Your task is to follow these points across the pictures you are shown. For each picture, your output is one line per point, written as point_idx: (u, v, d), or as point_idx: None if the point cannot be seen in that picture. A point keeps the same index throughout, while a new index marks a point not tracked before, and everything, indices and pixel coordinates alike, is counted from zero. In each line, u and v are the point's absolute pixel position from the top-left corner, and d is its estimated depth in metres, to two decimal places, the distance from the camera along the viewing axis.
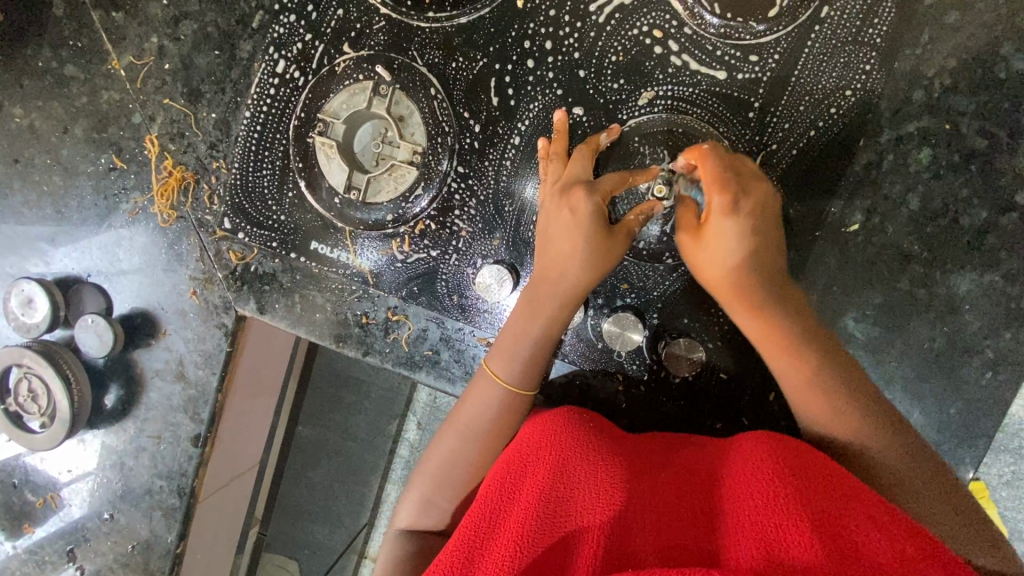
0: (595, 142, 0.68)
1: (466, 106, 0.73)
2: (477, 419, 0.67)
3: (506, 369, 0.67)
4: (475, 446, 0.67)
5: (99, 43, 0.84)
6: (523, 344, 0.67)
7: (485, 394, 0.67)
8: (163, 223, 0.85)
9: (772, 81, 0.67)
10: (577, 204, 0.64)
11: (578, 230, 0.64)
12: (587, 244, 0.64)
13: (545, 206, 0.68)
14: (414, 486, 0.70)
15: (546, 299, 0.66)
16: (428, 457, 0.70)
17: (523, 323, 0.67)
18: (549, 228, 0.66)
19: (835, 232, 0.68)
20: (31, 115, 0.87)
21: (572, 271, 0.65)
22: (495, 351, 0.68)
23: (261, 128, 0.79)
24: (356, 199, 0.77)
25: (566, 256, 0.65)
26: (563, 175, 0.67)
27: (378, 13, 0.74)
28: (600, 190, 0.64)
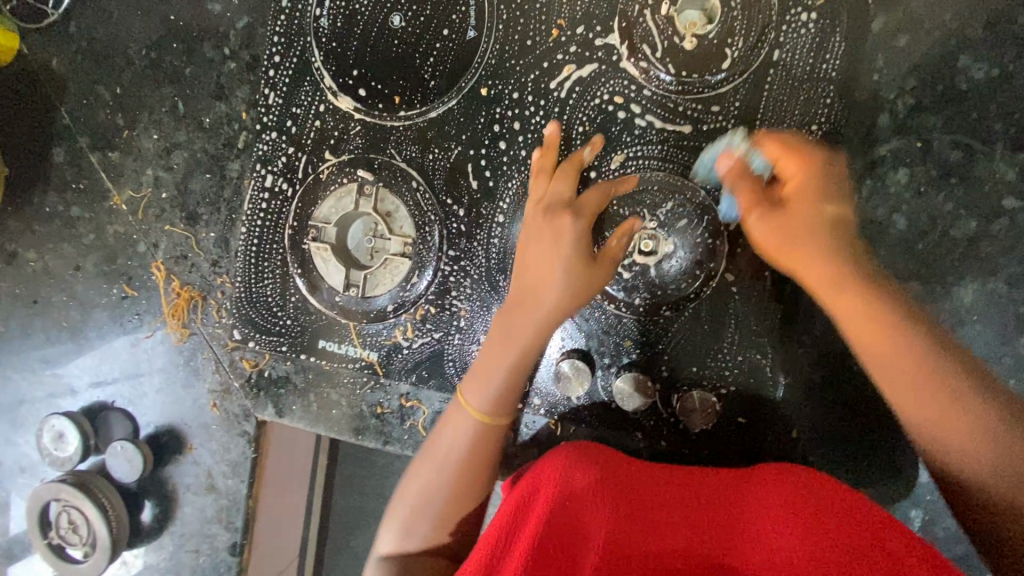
0: (579, 158, 0.69)
1: (448, 192, 0.76)
2: (456, 453, 0.67)
3: (482, 402, 0.66)
4: (453, 477, 0.67)
5: (100, 182, 0.89)
6: (505, 379, 0.66)
7: (462, 422, 0.67)
8: (176, 341, 0.88)
9: (738, 127, 0.68)
10: (559, 227, 0.65)
11: (557, 252, 0.65)
12: (566, 269, 0.65)
13: (528, 224, 0.68)
14: (395, 507, 0.69)
15: (525, 323, 0.66)
16: (407, 479, 0.69)
17: (506, 348, 0.66)
18: (529, 248, 0.67)
19: None
20: (44, 258, 0.92)
21: (550, 297, 0.65)
22: (473, 379, 0.67)
23: (258, 240, 0.82)
24: (357, 295, 0.79)
25: (545, 283, 0.65)
26: (546, 189, 0.68)
27: (353, 119, 0.78)
28: (581, 213, 0.66)
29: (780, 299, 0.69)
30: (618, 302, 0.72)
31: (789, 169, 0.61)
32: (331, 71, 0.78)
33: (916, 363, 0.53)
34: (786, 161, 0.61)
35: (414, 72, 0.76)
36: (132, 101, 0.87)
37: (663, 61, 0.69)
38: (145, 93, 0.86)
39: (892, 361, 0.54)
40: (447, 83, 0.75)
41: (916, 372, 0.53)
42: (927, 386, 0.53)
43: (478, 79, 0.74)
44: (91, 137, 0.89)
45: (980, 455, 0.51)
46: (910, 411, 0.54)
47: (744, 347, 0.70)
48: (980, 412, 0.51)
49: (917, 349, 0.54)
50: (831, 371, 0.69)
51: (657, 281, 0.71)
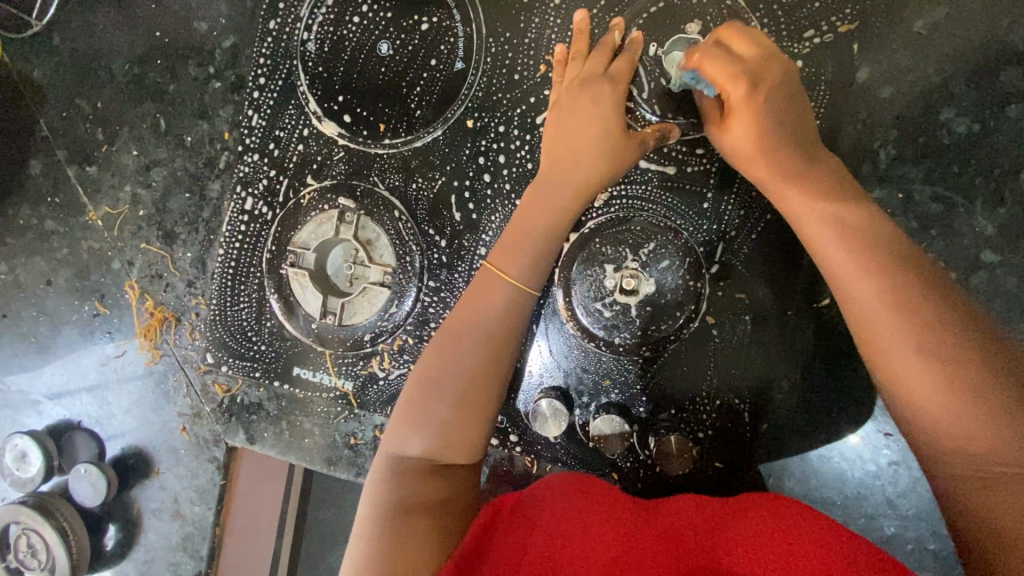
0: (612, 41, 0.67)
1: (430, 223, 0.75)
2: (483, 320, 0.64)
3: (514, 263, 0.65)
4: (475, 352, 0.63)
5: (76, 197, 0.87)
6: (539, 230, 0.66)
7: (496, 293, 0.65)
8: (147, 362, 0.86)
9: (722, 171, 0.68)
10: (595, 98, 0.66)
11: (598, 121, 0.65)
12: (603, 142, 0.65)
13: (561, 101, 0.67)
14: (401, 404, 0.63)
15: (563, 190, 0.66)
16: (414, 383, 0.64)
17: (540, 199, 0.67)
18: (566, 118, 0.67)
19: (806, 310, 0.68)
20: (15, 271, 0.90)
21: (586, 163, 0.66)
22: (502, 248, 0.66)
23: (235, 262, 0.80)
24: (333, 322, 0.77)
25: (581, 150, 0.66)
26: (580, 77, 0.67)
27: (336, 144, 0.77)
28: (622, 85, 0.66)
29: (759, 344, 0.68)
30: (598, 341, 0.71)
31: (731, 96, 0.58)
32: (316, 95, 0.77)
33: (895, 302, 0.47)
34: (741, 105, 0.58)
35: (400, 100, 0.75)
36: (112, 116, 0.85)
37: (650, 102, 0.69)
38: (126, 108, 0.85)
39: (867, 319, 0.48)
40: (433, 113, 0.74)
41: (894, 318, 0.46)
42: (900, 336, 0.46)
43: (465, 110, 0.74)
44: (69, 150, 0.87)
45: (942, 420, 0.43)
46: (883, 360, 0.47)
47: (722, 391, 0.69)
48: (964, 377, 0.43)
49: (897, 294, 0.47)
50: (809, 417, 0.68)
51: (639, 320, 0.70)
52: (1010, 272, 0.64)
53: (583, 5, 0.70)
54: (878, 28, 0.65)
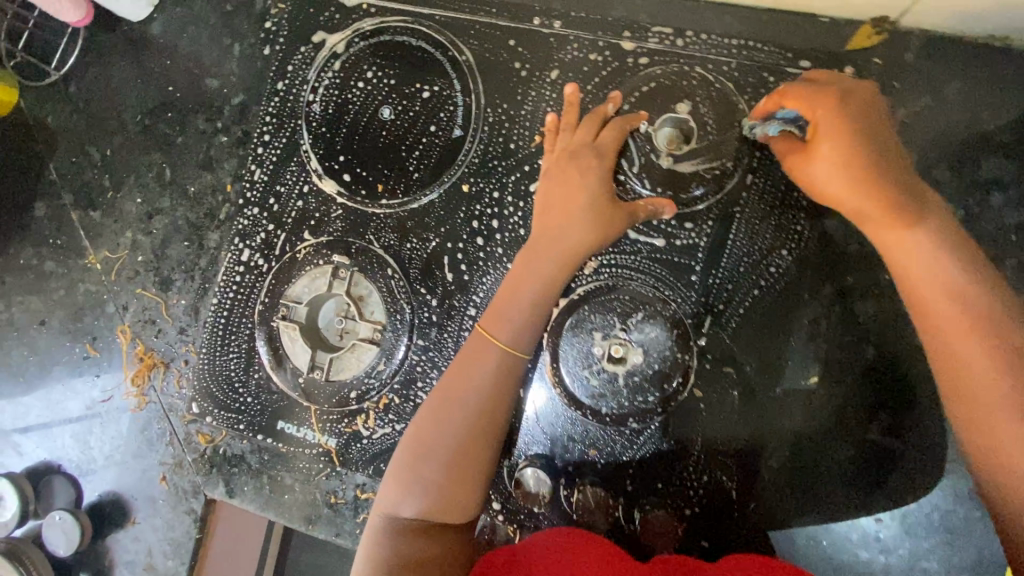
0: (601, 112, 0.69)
1: (422, 282, 0.76)
2: (472, 383, 0.63)
3: (502, 326, 0.65)
4: (465, 412, 0.62)
5: (77, 240, 0.89)
6: (529, 294, 0.66)
7: (484, 355, 0.65)
8: (133, 408, 0.86)
9: (710, 245, 0.69)
10: (585, 168, 0.68)
11: (583, 190, 0.67)
12: (591, 210, 0.66)
13: (549, 171, 0.69)
14: (395, 463, 0.63)
15: (550, 255, 0.66)
16: (407, 445, 0.64)
17: (530, 262, 0.67)
18: (553, 187, 0.68)
19: (793, 386, 0.68)
20: (11, 309, 0.91)
21: (576, 228, 0.66)
22: (493, 311, 0.66)
23: (227, 312, 0.81)
24: (320, 377, 0.77)
25: (570, 215, 0.67)
26: (569, 147, 0.69)
27: (335, 203, 0.79)
28: (606, 157, 0.68)
29: (746, 420, 0.68)
30: (585, 409, 0.70)
31: (830, 116, 0.54)
32: (319, 154, 0.79)
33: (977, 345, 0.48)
34: (833, 134, 0.54)
35: (399, 163, 0.77)
36: (119, 164, 0.88)
37: (640, 175, 0.70)
38: (134, 157, 0.87)
39: (968, 368, 0.47)
40: (431, 176, 0.76)
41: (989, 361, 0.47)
42: (1006, 383, 0.45)
43: (461, 175, 0.76)
44: (75, 195, 0.89)
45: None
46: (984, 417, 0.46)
47: (708, 466, 0.69)
48: None
49: (1002, 346, 0.47)
50: (795, 497, 0.67)
51: (625, 389, 0.70)
52: None
53: (577, 79, 0.72)
54: None
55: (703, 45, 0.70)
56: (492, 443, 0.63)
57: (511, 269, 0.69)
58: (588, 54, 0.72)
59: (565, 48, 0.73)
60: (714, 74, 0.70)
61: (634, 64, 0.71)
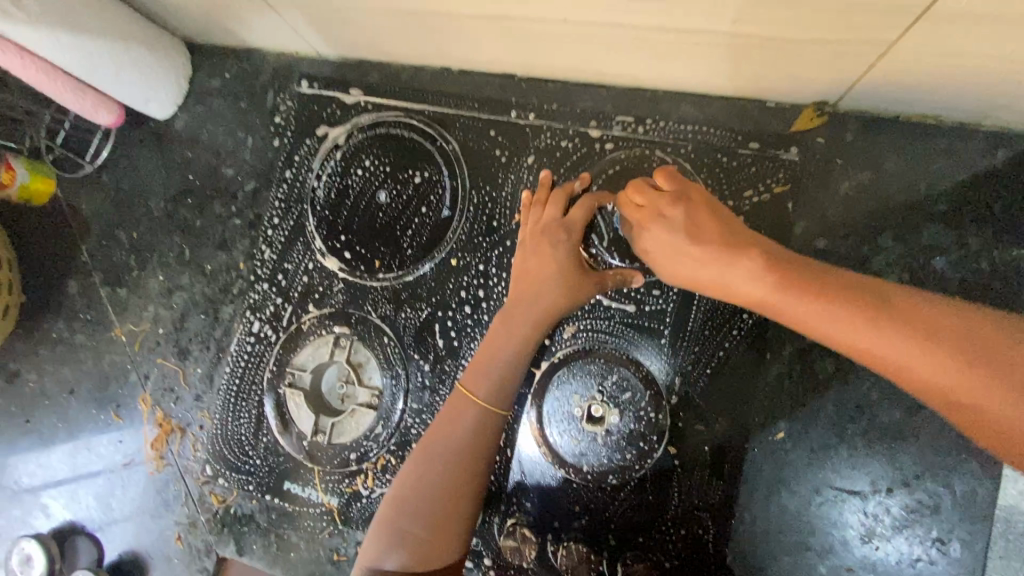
0: (570, 188, 0.76)
1: (416, 348, 0.83)
2: (451, 437, 0.70)
3: (480, 384, 0.71)
4: (446, 470, 0.68)
5: (105, 314, 0.97)
6: (503, 353, 0.72)
7: (465, 413, 0.71)
8: (152, 471, 0.92)
9: (677, 310, 0.75)
10: (555, 240, 0.73)
11: (553, 258, 0.72)
12: (560, 277, 0.72)
13: (524, 242, 0.76)
14: (380, 520, 0.69)
15: (522, 319, 0.72)
16: (393, 496, 0.70)
17: (505, 324, 0.73)
18: (526, 257, 0.74)
19: (762, 441, 0.72)
20: (43, 379, 0.99)
21: (548, 295, 0.71)
22: (472, 370, 0.72)
23: (239, 379, 0.88)
24: (324, 440, 0.83)
25: (542, 284, 0.72)
26: (541, 220, 0.75)
27: (336, 277, 0.87)
28: (574, 229, 0.73)
29: (718, 475, 0.72)
30: (567, 467, 0.75)
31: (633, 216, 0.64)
32: (322, 235, 0.88)
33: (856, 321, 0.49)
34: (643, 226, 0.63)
35: (394, 241, 0.85)
36: (145, 245, 0.97)
37: (609, 248, 0.77)
38: (157, 238, 0.97)
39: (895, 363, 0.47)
40: (422, 251, 0.84)
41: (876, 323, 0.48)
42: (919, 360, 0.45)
43: (450, 250, 0.83)
44: (104, 273, 0.98)
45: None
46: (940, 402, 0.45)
47: (686, 520, 0.72)
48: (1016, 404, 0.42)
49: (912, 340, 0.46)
50: (770, 548, 0.71)
51: (604, 447, 0.74)
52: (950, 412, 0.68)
53: (551, 163, 0.82)
54: (810, 189, 0.74)
55: (662, 131, 0.78)
56: (471, 499, 0.68)
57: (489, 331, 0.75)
58: (559, 140, 0.82)
59: (539, 137, 0.82)
60: (673, 157, 0.78)
61: (600, 149, 0.80)
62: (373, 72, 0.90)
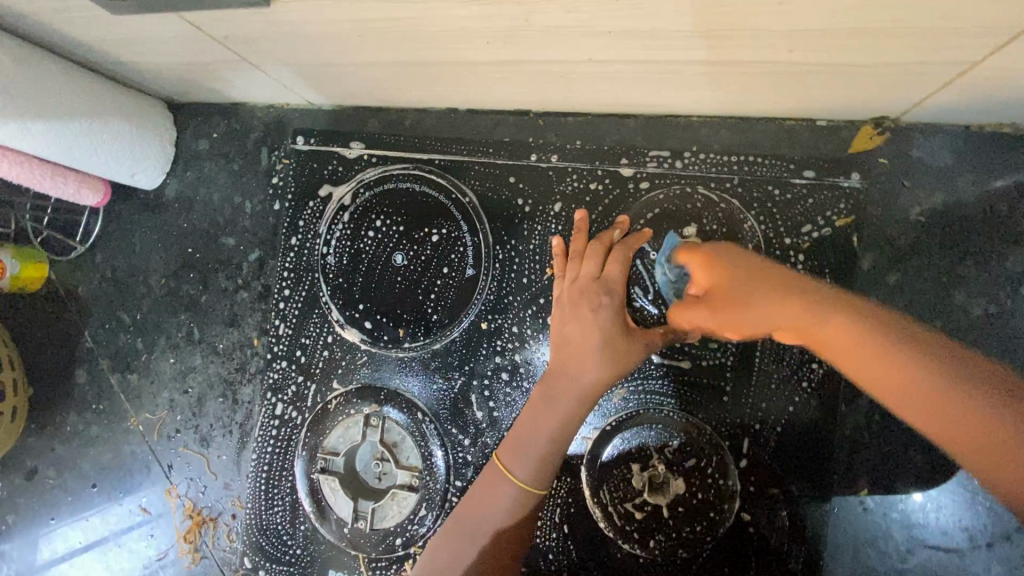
0: (608, 238, 0.69)
1: (453, 421, 0.77)
2: (485, 520, 0.64)
3: (519, 463, 0.64)
4: (480, 551, 0.63)
5: (119, 403, 0.92)
6: (545, 433, 0.64)
7: (501, 491, 0.64)
8: (188, 564, 0.88)
9: (738, 363, 0.68)
10: (596, 303, 0.65)
11: (595, 323, 0.64)
12: (605, 343, 0.64)
13: (561, 303, 0.68)
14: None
15: (564, 392, 0.64)
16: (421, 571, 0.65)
17: (546, 399, 0.65)
18: (565, 321, 0.66)
19: (844, 499, 0.66)
20: (63, 475, 0.94)
21: (592, 366, 0.63)
22: (511, 449, 0.65)
23: (268, 465, 0.83)
24: (365, 526, 0.78)
25: (585, 352, 0.64)
26: (578, 278, 0.68)
27: (359, 349, 0.80)
28: (615, 289, 0.65)
29: (800, 540, 0.66)
30: (631, 542, 0.69)
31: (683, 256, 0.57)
32: (338, 304, 0.81)
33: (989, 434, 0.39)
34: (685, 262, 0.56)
35: (417, 306, 0.79)
36: (150, 326, 0.91)
37: (656, 301, 0.70)
38: (163, 318, 0.91)
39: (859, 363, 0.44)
40: (449, 316, 0.78)
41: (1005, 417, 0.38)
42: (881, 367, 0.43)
43: (478, 313, 0.77)
44: (111, 359, 0.93)
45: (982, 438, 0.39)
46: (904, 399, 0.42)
47: None
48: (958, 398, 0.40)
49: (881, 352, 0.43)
50: None
51: (671, 519, 0.68)
52: None
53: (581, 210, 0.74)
54: (875, 217, 0.67)
55: (703, 165, 0.71)
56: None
57: (528, 401, 0.67)
58: (587, 183, 0.74)
59: (564, 180, 0.75)
60: (718, 193, 0.70)
61: (634, 189, 0.72)
62: (373, 120, 0.82)
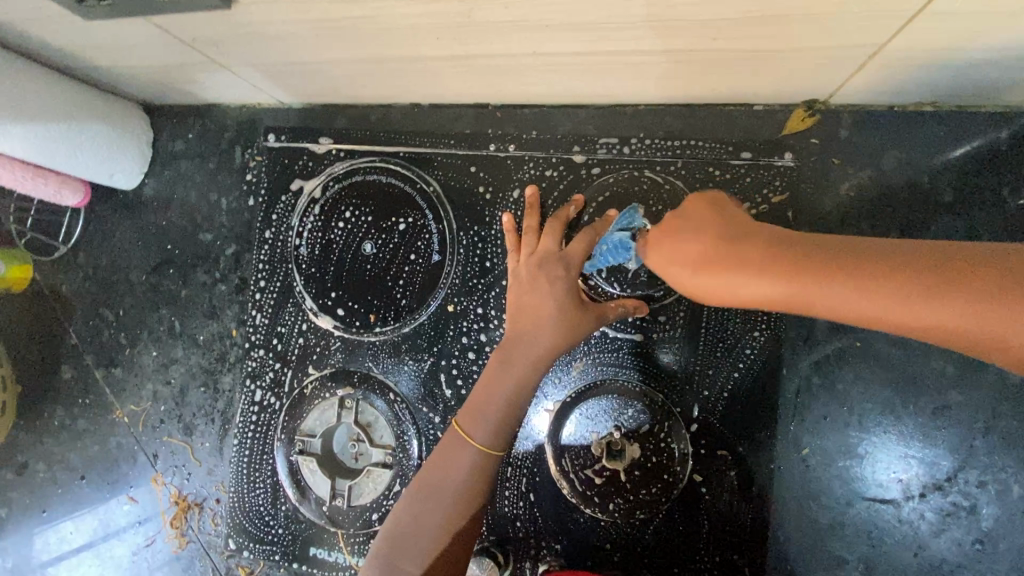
0: (564, 216, 0.73)
1: (424, 400, 0.81)
2: (448, 479, 0.67)
3: (477, 427, 0.68)
4: (441, 510, 0.67)
5: (104, 396, 0.95)
6: (500, 398, 0.68)
7: (461, 454, 0.68)
8: (175, 549, 0.91)
9: (685, 334, 0.73)
10: (553, 275, 0.69)
11: (552, 295, 0.68)
12: (560, 313, 0.68)
13: (519, 275, 0.71)
14: (376, 552, 0.68)
15: (520, 360, 0.68)
16: (388, 532, 0.68)
17: (505, 366, 0.68)
18: (523, 292, 0.70)
19: (787, 458, 0.71)
20: (51, 468, 0.97)
21: (545, 336, 0.67)
22: (470, 414, 0.68)
23: (249, 449, 0.87)
24: (343, 503, 0.81)
25: (541, 321, 0.68)
26: (537, 252, 0.71)
27: (332, 335, 0.84)
28: (573, 263, 0.69)
29: (748, 497, 0.71)
30: (591, 506, 0.74)
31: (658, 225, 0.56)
32: (312, 293, 0.85)
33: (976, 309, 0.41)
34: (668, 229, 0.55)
35: (386, 292, 0.82)
36: (133, 322, 0.95)
37: (609, 277, 0.75)
38: (145, 313, 0.94)
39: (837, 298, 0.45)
40: (417, 300, 0.82)
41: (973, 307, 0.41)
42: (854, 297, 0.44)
43: (445, 296, 0.81)
44: (96, 355, 0.96)
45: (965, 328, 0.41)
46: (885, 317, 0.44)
47: (720, 546, 0.71)
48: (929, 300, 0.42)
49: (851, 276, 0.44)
50: (807, 564, 0.70)
51: (627, 482, 0.73)
52: (975, 411, 0.66)
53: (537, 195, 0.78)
54: (809, 193, 0.71)
55: (650, 149, 0.75)
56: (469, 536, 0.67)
57: (485, 369, 0.71)
58: (543, 171, 0.78)
59: (522, 168, 0.79)
60: (663, 176, 0.74)
61: (587, 174, 0.77)
62: (341, 117, 0.86)
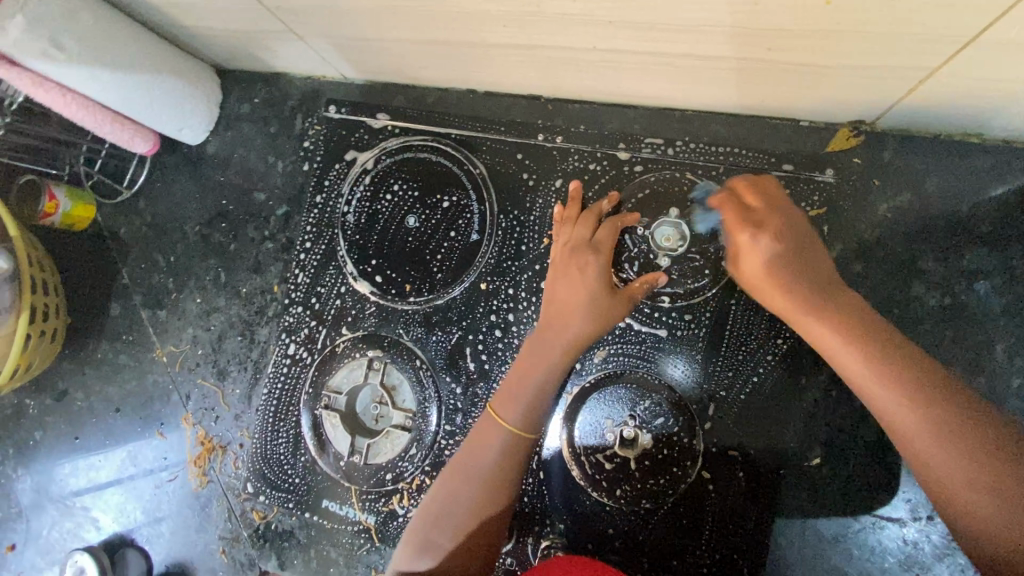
0: (598, 210, 0.76)
1: (447, 371, 0.84)
2: (481, 457, 0.70)
3: (511, 408, 0.71)
4: (474, 487, 0.69)
5: (147, 336, 1.01)
6: (534, 382, 0.71)
7: (494, 434, 0.71)
8: (196, 487, 0.96)
9: (708, 334, 0.75)
10: (583, 261, 0.73)
11: (583, 282, 0.72)
12: (592, 301, 0.71)
13: (554, 264, 0.75)
14: (412, 528, 0.70)
15: (551, 346, 0.71)
16: (426, 506, 0.71)
17: (539, 352, 0.72)
18: (556, 282, 0.74)
19: (797, 465, 0.72)
20: (90, 398, 1.03)
21: (578, 323, 0.71)
22: (502, 396, 0.72)
23: (277, 399, 0.91)
24: (360, 460, 0.85)
25: (573, 308, 0.71)
26: (570, 241, 0.75)
27: (368, 300, 0.88)
28: (602, 249, 0.73)
29: (754, 500, 0.72)
30: (600, 491, 0.76)
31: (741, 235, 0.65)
32: (353, 258, 0.89)
33: (993, 488, 0.48)
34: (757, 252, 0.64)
35: (423, 265, 0.86)
36: (182, 268, 1.00)
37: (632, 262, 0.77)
38: (194, 262, 1.00)
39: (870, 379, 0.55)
40: (452, 276, 0.85)
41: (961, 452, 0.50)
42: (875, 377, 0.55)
43: (479, 274, 0.84)
44: (144, 296, 1.02)
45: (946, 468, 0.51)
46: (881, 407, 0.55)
47: (720, 544, 0.73)
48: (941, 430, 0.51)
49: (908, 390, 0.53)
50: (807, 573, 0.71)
51: (638, 472, 0.75)
52: None
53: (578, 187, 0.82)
54: (845, 210, 0.73)
55: (693, 153, 0.78)
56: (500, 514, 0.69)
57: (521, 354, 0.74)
58: (587, 164, 0.82)
59: (567, 159, 0.82)
60: (704, 180, 0.77)
61: (630, 171, 0.80)
62: (400, 95, 0.91)
